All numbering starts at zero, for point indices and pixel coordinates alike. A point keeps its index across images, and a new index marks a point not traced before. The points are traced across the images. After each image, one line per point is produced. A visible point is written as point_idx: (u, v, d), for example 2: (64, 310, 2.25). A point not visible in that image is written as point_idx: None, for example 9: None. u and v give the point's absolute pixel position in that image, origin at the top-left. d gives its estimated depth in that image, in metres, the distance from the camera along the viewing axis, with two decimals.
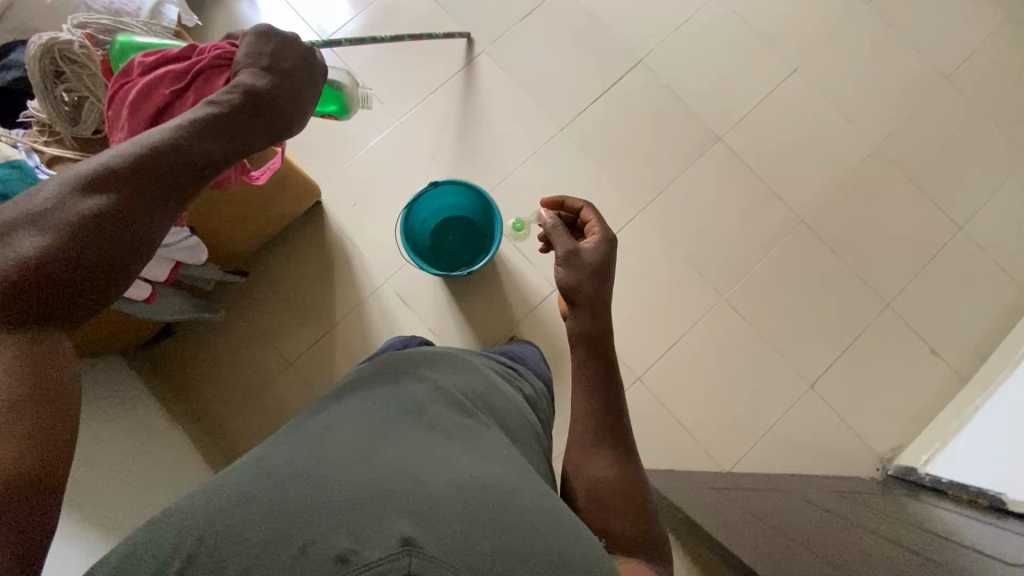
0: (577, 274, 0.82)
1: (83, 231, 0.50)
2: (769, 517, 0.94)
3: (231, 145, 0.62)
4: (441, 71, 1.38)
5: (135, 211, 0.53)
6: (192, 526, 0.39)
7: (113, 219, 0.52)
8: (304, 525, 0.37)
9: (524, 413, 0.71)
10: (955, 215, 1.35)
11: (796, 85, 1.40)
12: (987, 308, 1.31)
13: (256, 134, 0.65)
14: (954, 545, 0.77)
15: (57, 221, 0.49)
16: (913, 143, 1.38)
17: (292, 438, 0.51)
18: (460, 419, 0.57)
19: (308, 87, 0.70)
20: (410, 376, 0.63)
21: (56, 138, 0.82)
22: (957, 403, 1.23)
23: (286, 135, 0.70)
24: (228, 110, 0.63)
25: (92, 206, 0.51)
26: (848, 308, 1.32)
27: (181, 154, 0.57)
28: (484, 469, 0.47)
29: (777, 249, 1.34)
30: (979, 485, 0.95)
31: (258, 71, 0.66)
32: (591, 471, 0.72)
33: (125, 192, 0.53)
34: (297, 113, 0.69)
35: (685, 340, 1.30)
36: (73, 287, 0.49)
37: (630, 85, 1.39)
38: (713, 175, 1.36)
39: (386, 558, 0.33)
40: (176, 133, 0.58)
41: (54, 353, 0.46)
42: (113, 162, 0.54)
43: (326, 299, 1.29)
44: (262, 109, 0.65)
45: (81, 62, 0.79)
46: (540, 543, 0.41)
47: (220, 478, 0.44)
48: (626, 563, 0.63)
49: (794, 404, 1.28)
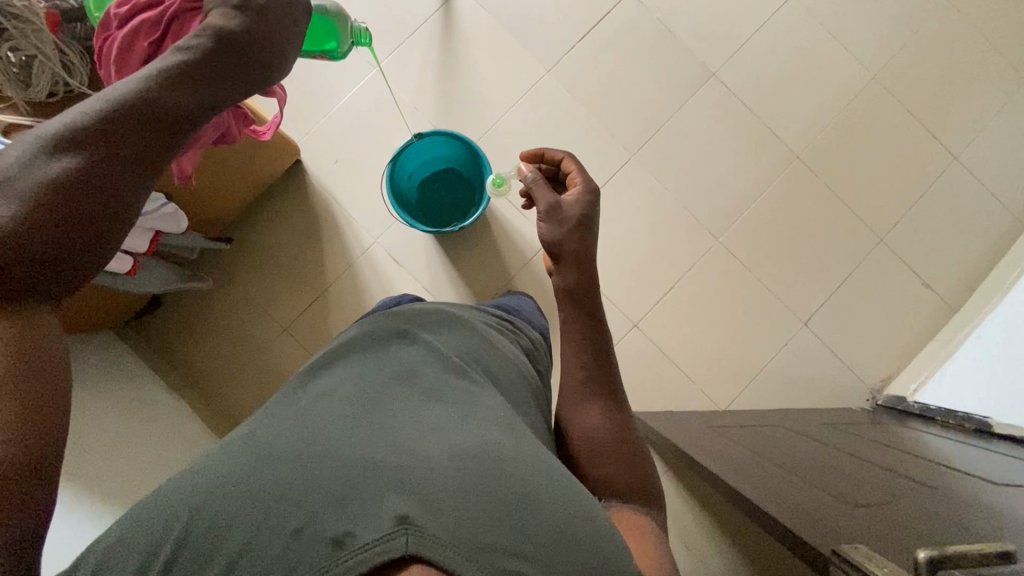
0: (558, 231, 0.81)
1: (58, 192, 0.43)
2: (765, 451, 0.97)
3: (206, 92, 0.58)
4: (418, 11, 1.30)
5: (110, 168, 0.47)
6: (181, 508, 0.38)
7: (88, 179, 0.45)
8: (297, 506, 0.37)
9: (519, 367, 0.71)
10: (950, 144, 1.33)
11: (792, 13, 1.33)
12: (979, 237, 1.31)
13: (232, 82, 0.61)
14: (945, 467, 0.80)
15: (15, 182, 0.42)
16: (911, 69, 1.33)
17: (283, 411, 0.50)
18: (455, 381, 0.56)
19: (284, 31, 0.68)
20: (402, 341, 0.62)
21: (8, 103, 0.75)
22: (946, 333, 1.26)
23: (268, 81, 0.68)
24: (201, 55, 0.59)
25: (59, 164, 0.44)
26: (842, 244, 1.32)
27: (154, 106, 0.52)
28: (484, 435, 0.46)
29: (772, 187, 1.32)
30: (968, 412, 1.00)
31: (230, 11, 0.64)
32: (595, 420, 0.72)
33: (94, 145, 0.47)
34: (272, 57, 0.66)
35: (680, 285, 1.30)
36: (53, 257, 0.43)
37: (618, 19, 1.32)
38: (705, 113, 1.32)
39: (383, 539, 0.34)
40: (146, 82, 0.53)
41: (38, 329, 0.41)
42: (74, 113, 0.48)
43: (315, 261, 1.26)
44: (236, 58, 0.62)
45: (24, 16, 0.71)
46: (545, 509, 0.40)
47: (213, 457, 0.44)
48: (625, 511, 0.65)
49: (788, 341, 1.30)
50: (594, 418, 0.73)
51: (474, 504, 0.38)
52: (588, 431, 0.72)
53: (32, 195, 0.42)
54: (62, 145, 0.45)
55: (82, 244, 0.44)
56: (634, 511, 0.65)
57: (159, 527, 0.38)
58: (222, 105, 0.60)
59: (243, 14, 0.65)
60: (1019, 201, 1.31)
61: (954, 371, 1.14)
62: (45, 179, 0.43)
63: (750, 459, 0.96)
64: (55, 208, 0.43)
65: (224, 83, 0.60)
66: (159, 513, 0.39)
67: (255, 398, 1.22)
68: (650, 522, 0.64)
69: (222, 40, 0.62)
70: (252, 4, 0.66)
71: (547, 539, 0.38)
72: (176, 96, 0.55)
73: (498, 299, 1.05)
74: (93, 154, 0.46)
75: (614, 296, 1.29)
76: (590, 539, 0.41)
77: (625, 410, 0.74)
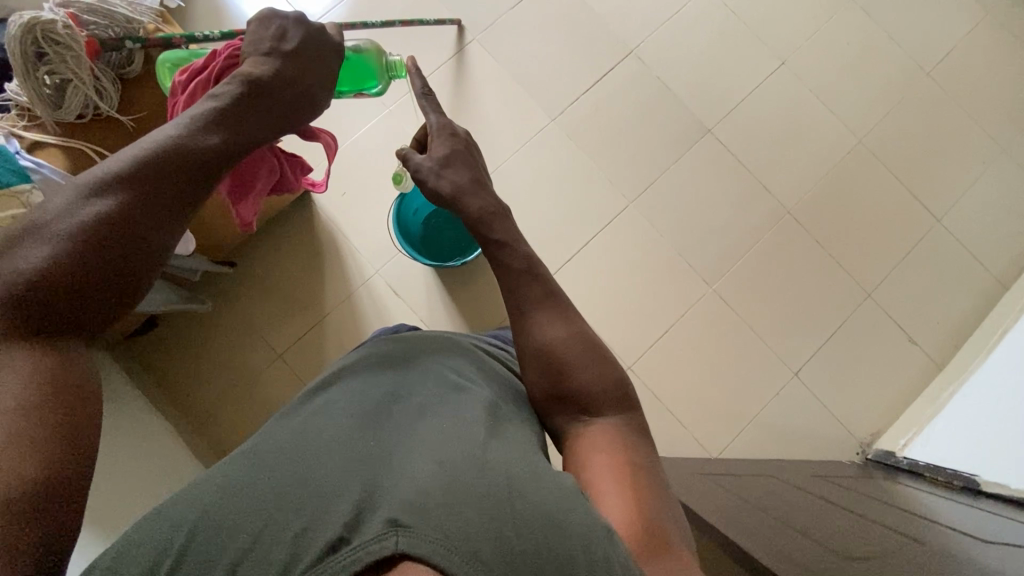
0: (448, 193, 0.79)
1: (95, 237, 0.50)
2: (761, 504, 0.97)
3: (234, 134, 0.63)
4: (432, 57, 1.37)
5: (140, 214, 0.53)
6: (187, 521, 0.44)
7: (121, 221, 0.51)
8: (297, 517, 0.42)
9: (514, 385, 0.73)
10: (933, 207, 1.39)
11: (784, 78, 1.42)
12: (963, 297, 1.36)
13: (269, 127, 0.67)
14: (935, 524, 0.81)
15: (54, 228, 0.49)
16: (895, 135, 1.41)
17: (283, 430, 0.55)
18: (445, 399, 0.60)
19: (320, 77, 0.73)
20: (397, 366, 0.67)
21: (37, 122, 0.78)
22: (933, 390, 1.28)
23: (303, 118, 0.73)
24: (230, 101, 0.65)
25: (94, 207, 0.51)
26: (831, 297, 1.35)
27: (186, 154, 0.57)
28: (470, 447, 0.50)
29: (765, 239, 1.36)
30: (955, 468, 1.02)
31: (261, 57, 0.70)
32: (583, 388, 0.68)
33: (130, 193, 0.53)
34: (301, 96, 0.71)
35: (675, 330, 1.32)
36: (94, 292, 0.49)
37: (621, 75, 1.39)
38: (702, 166, 1.38)
39: (377, 539, 0.38)
40: (181, 133, 0.59)
41: (70, 363, 0.47)
42: (110, 167, 0.53)
43: (317, 290, 1.27)
44: (268, 101, 0.68)
45: (65, 43, 0.73)
46: (528, 510, 0.44)
47: (215, 474, 0.49)
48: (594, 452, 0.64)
49: (779, 391, 1.31)
50: (584, 395, 0.68)
51: (461, 507, 0.42)
52: (584, 419, 0.67)
53: (68, 238, 0.49)
54: (102, 192, 0.52)
55: (110, 283, 0.50)
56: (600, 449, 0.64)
57: (165, 536, 0.43)
58: (255, 145, 0.65)
59: (274, 59, 0.70)
60: (1000, 264, 1.37)
61: (942, 427, 1.16)
62: (83, 223, 0.50)
63: (745, 510, 0.96)
64: (90, 251, 0.49)
65: (254, 125, 0.65)
66: (170, 525, 0.44)
67: (245, 425, 1.20)
68: (635, 464, 0.62)
69: (253, 86, 0.67)
70: (281, 49, 0.71)
71: (531, 536, 0.42)
72: (207, 139, 0.60)
73: (498, 331, 1.07)
74: (128, 198, 0.52)
75: (611, 337, 1.30)
76: (581, 543, 0.43)
77: (615, 365, 0.71)
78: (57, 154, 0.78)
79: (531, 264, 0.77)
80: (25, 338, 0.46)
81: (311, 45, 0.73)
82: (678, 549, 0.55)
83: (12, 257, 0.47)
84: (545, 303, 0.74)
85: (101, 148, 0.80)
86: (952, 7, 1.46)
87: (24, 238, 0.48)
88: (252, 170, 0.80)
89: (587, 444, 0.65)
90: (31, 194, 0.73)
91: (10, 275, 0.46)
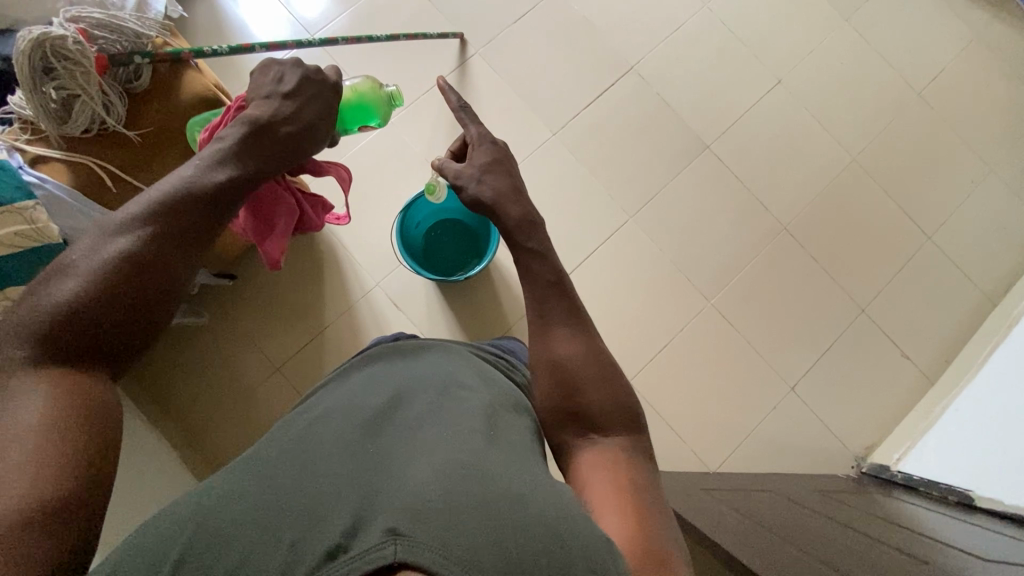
0: (490, 199, 0.80)
1: (114, 271, 0.57)
2: (761, 519, 0.98)
3: (240, 170, 0.70)
4: (434, 69, 1.37)
5: (153, 250, 0.60)
6: (183, 531, 0.43)
7: (137, 255, 0.58)
8: (293, 525, 0.42)
9: (516, 392, 0.72)
10: (925, 224, 1.42)
11: (780, 97, 1.44)
12: (954, 313, 1.39)
13: (276, 162, 0.74)
14: (933, 541, 0.82)
15: (80, 265, 0.56)
16: (887, 153, 1.44)
17: (281, 439, 0.56)
18: (441, 404, 0.60)
19: (319, 115, 0.80)
20: (391, 373, 0.68)
21: (41, 136, 0.78)
22: (926, 405, 1.31)
23: (308, 152, 0.79)
24: (235, 142, 0.72)
25: (114, 246, 0.58)
26: (826, 311, 1.37)
27: (196, 191, 0.65)
28: (469, 454, 0.50)
29: (762, 254, 1.38)
30: (949, 483, 1.03)
31: (263, 101, 0.77)
32: (590, 406, 0.68)
33: (146, 231, 0.60)
34: (301, 130, 0.77)
35: (674, 344, 1.33)
36: (111, 320, 0.56)
37: (621, 91, 1.41)
38: (701, 181, 1.40)
39: (373, 548, 0.38)
40: (190, 173, 0.66)
41: (90, 382, 0.54)
42: (130, 210, 0.61)
43: (316, 301, 1.26)
44: (273, 141, 0.74)
45: (75, 59, 0.72)
46: (528, 514, 0.44)
47: (213, 485, 0.50)
48: (597, 472, 0.63)
49: (776, 405, 1.33)
50: (592, 413, 0.68)
51: (461, 514, 0.41)
52: (591, 437, 0.67)
53: (93, 273, 0.56)
54: (122, 231, 0.59)
55: (129, 315, 0.57)
56: (602, 471, 0.63)
57: (162, 548, 0.43)
58: (259, 180, 0.72)
59: (274, 101, 0.77)
60: (988, 281, 1.40)
61: (935, 442, 1.18)
62: (105, 260, 0.57)
63: (747, 527, 0.97)
64: (111, 285, 0.56)
65: (258, 162, 0.72)
66: (168, 530, 0.45)
67: (241, 439, 1.19)
68: (636, 483, 0.62)
69: (256, 126, 0.74)
70: (280, 91, 0.78)
71: (531, 543, 0.41)
72: (214, 176, 0.67)
73: (499, 341, 1.07)
74: (145, 236, 0.60)
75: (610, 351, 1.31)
76: (584, 554, 0.43)
77: (622, 384, 0.71)
78: (62, 169, 0.78)
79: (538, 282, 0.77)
80: (53, 364, 0.53)
81: (310, 85, 0.80)
82: (677, 568, 0.56)
83: (46, 292, 0.55)
84: (555, 322, 0.74)
85: (105, 163, 0.79)
86: (943, 29, 1.50)
87: (55, 275, 0.56)
88: (272, 209, 0.85)
89: (589, 463, 0.65)
90: (35, 211, 0.74)
91: (44, 310, 0.54)
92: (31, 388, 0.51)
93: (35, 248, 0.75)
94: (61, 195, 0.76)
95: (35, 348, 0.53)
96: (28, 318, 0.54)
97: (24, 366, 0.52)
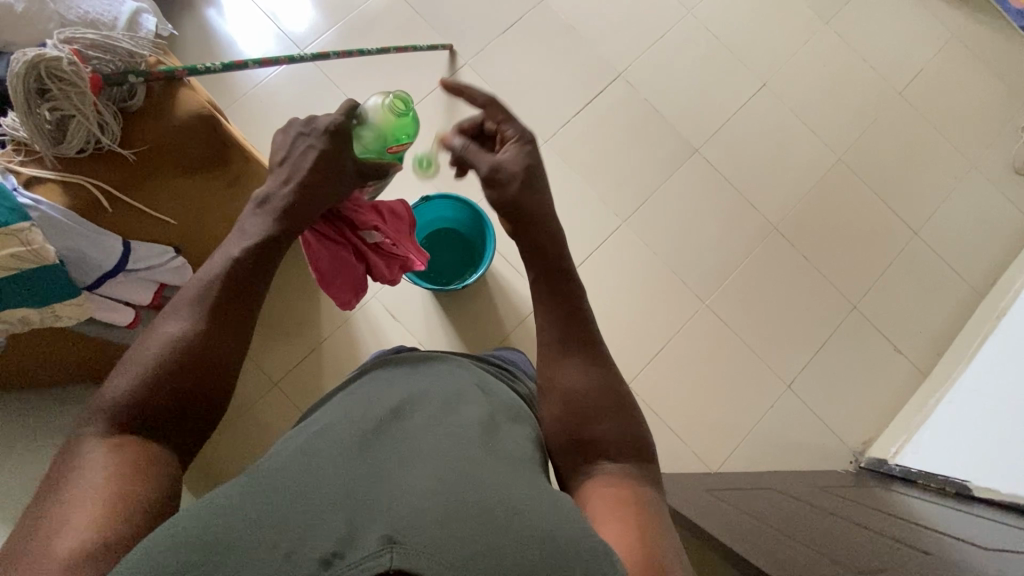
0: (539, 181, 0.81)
1: (171, 354, 0.60)
2: (761, 516, 0.99)
3: (255, 237, 0.71)
4: (425, 81, 1.38)
5: (202, 335, 0.62)
6: (177, 541, 0.43)
7: (191, 339, 0.62)
8: (290, 535, 0.42)
9: (516, 403, 0.73)
10: (912, 221, 1.45)
11: (766, 99, 1.47)
12: (943, 307, 1.41)
13: (286, 224, 0.74)
14: (934, 532, 0.83)
15: (141, 352, 0.60)
16: (871, 152, 1.47)
17: (279, 452, 0.56)
18: (440, 414, 0.61)
19: (315, 168, 0.76)
20: (390, 384, 0.68)
21: (34, 157, 0.77)
22: (919, 399, 1.33)
23: (319, 210, 0.78)
24: (249, 219, 0.74)
25: (172, 331, 0.62)
26: (819, 309, 1.39)
27: (234, 268, 0.68)
28: (469, 466, 0.51)
29: (754, 254, 1.40)
30: (947, 475, 1.05)
31: (270, 175, 0.78)
32: (593, 418, 0.68)
33: (198, 314, 0.64)
34: (302, 185, 0.76)
35: (671, 346, 1.34)
36: (169, 398, 0.58)
37: (611, 97, 1.43)
38: (691, 185, 1.42)
39: (370, 556, 0.39)
40: (224, 254, 0.69)
41: (153, 452, 0.56)
42: (183, 296, 0.66)
43: (313, 315, 1.25)
44: (279, 207, 0.74)
45: (70, 79, 0.72)
46: (523, 524, 0.45)
47: (208, 495, 0.49)
48: (604, 487, 0.63)
49: (774, 403, 1.34)
50: (596, 422, 0.69)
51: (459, 525, 0.42)
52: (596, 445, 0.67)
53: (152, 359, 0.59)
54: (173, 319, 0.63)
55: (186, 394, 0.59)
56: (609, 486, 0.63)
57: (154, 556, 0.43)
58: (276, 244, 0.73)
59: (277, 170, 0.77)
60: (975, 274, 1.43)
61: (929, 436, 1.20)
62: (164, 344, 0.61)
63: (752, 525, 0.97)
64: (170, 370, 0.59)
65: (276, 230, 0.73)
66: (158, 539, 0.44)
67: (239, 455, 1.17)
68: (641, 495, 0.62)
69: (261, 201, 0.75)
70: (278, 159, 0.78)
71: (525, 553, 0.42)
72: (235, 252, 0.69)
73: (498, 350, 1.07)
74: (196, 324, 0.63)
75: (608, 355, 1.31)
76: (580, 559, 0.44)
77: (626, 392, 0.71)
78: (58, 190, 0.78)
79: (542, 300, 0.78)
80: (120, 439, 0.55)
81: (302, 143, 0.79)
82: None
83: (114, 379, 0.58)
84: (558, 331, 0.75)
85: (101, 183, 0.79)
86: (921, 31, 1.54)
87: (122, 366, 0.60)
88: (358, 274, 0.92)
89: (596, 481, 0.64)
90: (31, 233, 0.74)
91: (111, 395, 0.57)
92: (99, 457, 0.54)
93: (34, 267, 0.76)
94: (56, 216, 0.77)
95: (109, 425, 0.56)
96: (99, 403, 0.57)
97: (96, 442, 0.55)
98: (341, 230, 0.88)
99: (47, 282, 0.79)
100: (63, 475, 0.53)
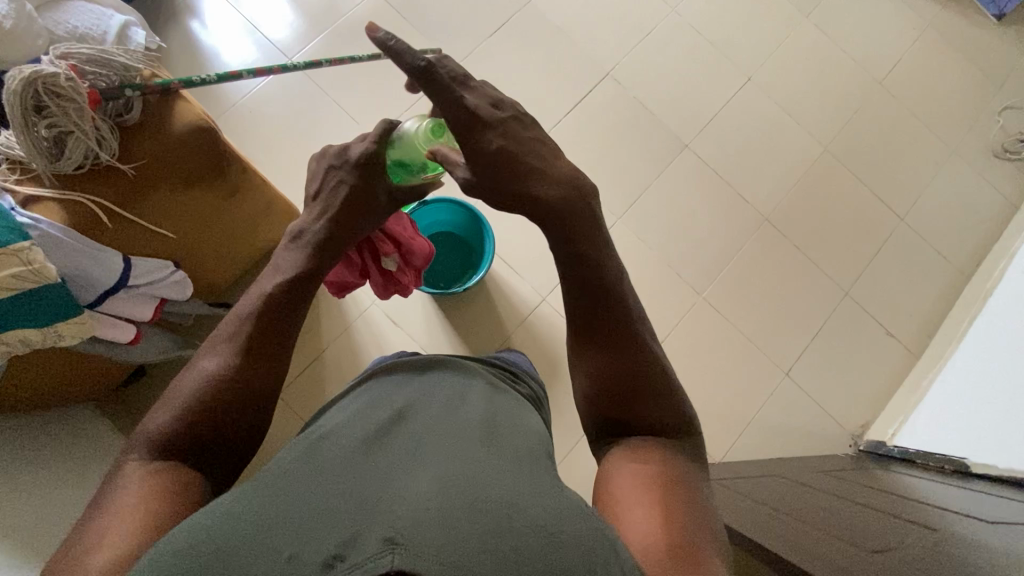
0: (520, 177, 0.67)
1: (207, 389, 0.61)
2: (768, 501, 1.01)
3: (289, 273, 0.72)
4: None
5: (239, 369, 0.64)
6: (182, 553, 0.43)
7: (226, 375, 0.63)
8: (293, 539, 0.41)
9: (523, 407, 0.73)
10: (897, 207, 1.48)
11: (750, 93, 1.50)
12: (931, 289, 1.44)
13: (323, 259, 0.75)
14: (937, 509, 0.85)
15: (179, 388, 0.62)
16: (855, 141, 1.51)
17: (282, 461, 0.55)
18: (444, 420, 0.60)
19: (346, 204, 0.76)
20: (393, 391, 0.67)
21: (31, 175, 0.76)
22: (913, 380, 1.36)
23: (351, 242, 0.78)
24: (288, 256, 0.74)
25: (208, 368, 0.63)
26: (813, 297, 1.42)
27: (270, 301, 0.69)
28: (472, 469, 0.50)
29: (746, 246, 1.42)
30: (944, 453, 1.07)
31: (307, 210, 0.78)
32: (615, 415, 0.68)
33: (231, 351, 0.65)
34: (333, 219, 0.76)
35: (670, 339, 1.35)
36: (205, 432, 0.60)
37: (599, 97, 1.44)
38: (682, 180, 1.43)
39: (372, 558, 0.38)
40: (262, 289, 0.71)
41: (188, 481, 0.56)
42: (217, 335, 0.67)
43: (313, 324, 1.25)
44: (312, 242, 0.75)
45: (67, 95, 0.71)
46: (527, 527, 0.44)
47: (212, 505, 0.49)
48: (633, 469, 0.63)
49: (773, 391, 1.36)
50: (612, 410, 0.68)
51: (461, 526, 0.42)
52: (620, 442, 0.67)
53: (190, 396, 0.61)
54: (210, 357, 0.65)
55: (220, 428, 0.61)
56: (640, 467, 0.63)
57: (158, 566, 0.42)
58: (313, 280, 0.74)
59: (312, 205, 0.77)
60: (960, 256, 1.47)
61: (926, 415, 1.22)
62: (201, 380, 0.62)
63: (761, 512, 0.98)
64: (206, 403, 0.61)
65: (310, 264, 0.74)
66: (163, 553, 0.43)
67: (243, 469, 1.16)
68: (669, 478, 0.62)
69: (295, 236, 0.76)
70: (314, 193, 0.78)
71: (527, 555, 0.42)
72: (269, 287, 0.70)
73: (506, 351, 1.08)
74: (230, 360, 0.64)
75: None
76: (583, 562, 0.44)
77: (668, 393, 0.69)
78: (56, 207, 0.77)
79: None
80: (159, 467, 0.56)
81: (331, 173, 0.78)
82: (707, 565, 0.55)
83: (154, 415, 0.60)
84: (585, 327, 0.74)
85: (100, 200, 0.79)
86: (897, 22, 1.58)
87: (160, 402, 0.61)
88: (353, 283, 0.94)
89: (618, 451, 0.66)
90: (32, 252, 0.72)
91: (151, 431, 0.58)
92: (137, 485, 0.54)
93: (36, 287, 0.75)
94: (56, 234, 0.76)
95: (150, 451, 0.57)
96: (139, 438, 0.58)
97: (136, 472, 0.55)
98: (359, 248, 0.90)
99: (50, 301, 0.78)
100: (104, 498, 0.54)
